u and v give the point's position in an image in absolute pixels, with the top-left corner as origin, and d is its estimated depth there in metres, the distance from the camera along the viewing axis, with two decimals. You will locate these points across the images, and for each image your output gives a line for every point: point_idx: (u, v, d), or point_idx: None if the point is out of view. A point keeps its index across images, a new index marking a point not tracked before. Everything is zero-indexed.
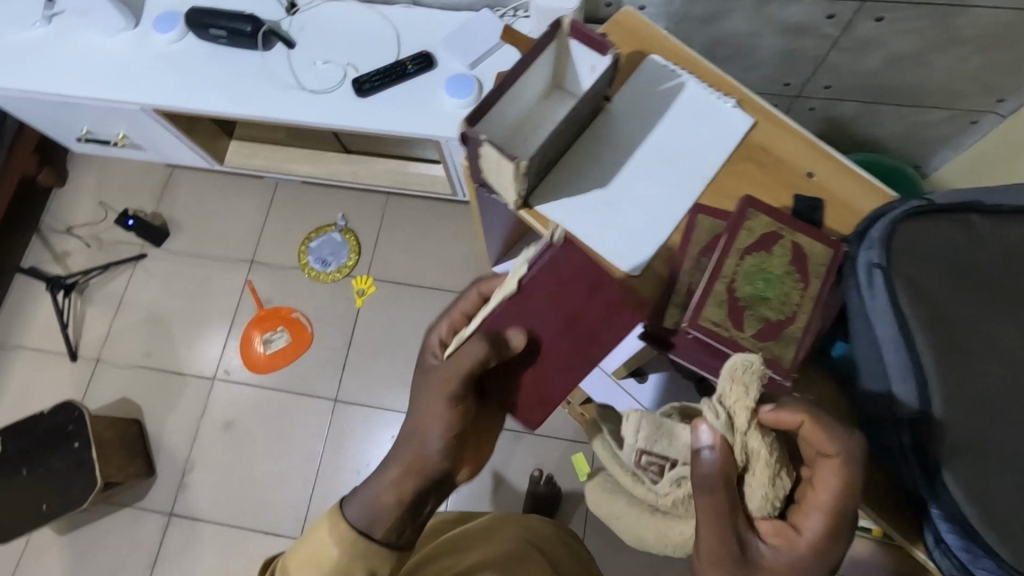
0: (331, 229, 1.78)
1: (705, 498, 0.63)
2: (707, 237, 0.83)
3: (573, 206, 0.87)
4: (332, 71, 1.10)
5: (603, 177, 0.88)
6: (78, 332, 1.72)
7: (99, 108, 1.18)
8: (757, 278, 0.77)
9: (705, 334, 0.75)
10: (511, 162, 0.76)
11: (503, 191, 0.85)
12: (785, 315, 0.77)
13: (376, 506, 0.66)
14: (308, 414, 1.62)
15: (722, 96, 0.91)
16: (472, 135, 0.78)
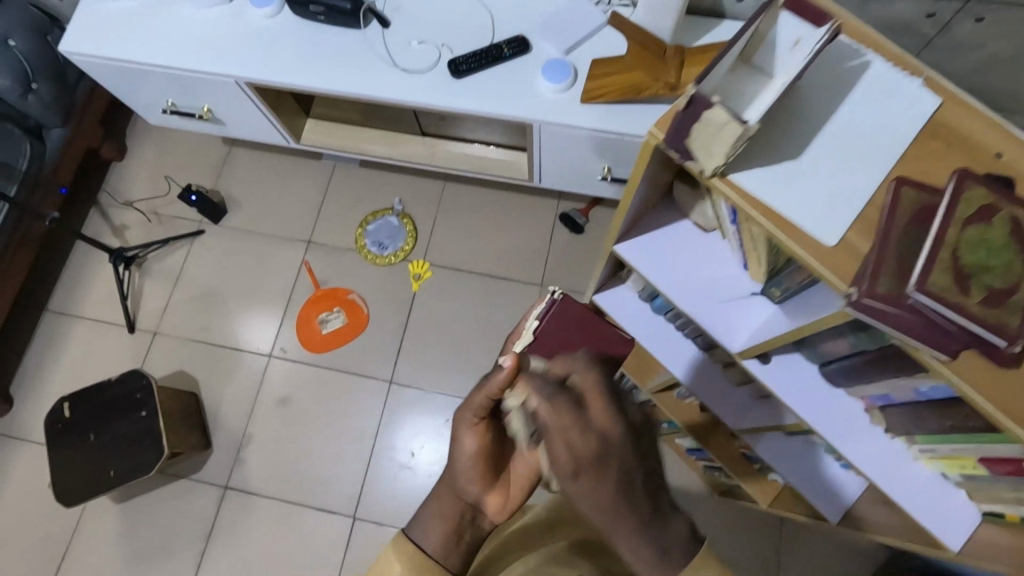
0: (389, 213, 1.79)
1: (584, 490, 0.51)
2: (912, 208, 0.52)
3: (786, 194, 0.56)
4: (428, 51, 1.12)
5: (795, 150, 0.57)
6: (136, 304, 1.73)
7: (190, 79, 1.19)
8: (982, 246, 0.50)
9: (930, 306, 0.48)
10: (742, 127, 0.49)
11: (702, 159, 0.53)
12: (1017, 287, 0.49)
13: (436, 526, 0.65)
14: (363, 395, 1.64)
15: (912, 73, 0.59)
16: (700, 97, 0.51)
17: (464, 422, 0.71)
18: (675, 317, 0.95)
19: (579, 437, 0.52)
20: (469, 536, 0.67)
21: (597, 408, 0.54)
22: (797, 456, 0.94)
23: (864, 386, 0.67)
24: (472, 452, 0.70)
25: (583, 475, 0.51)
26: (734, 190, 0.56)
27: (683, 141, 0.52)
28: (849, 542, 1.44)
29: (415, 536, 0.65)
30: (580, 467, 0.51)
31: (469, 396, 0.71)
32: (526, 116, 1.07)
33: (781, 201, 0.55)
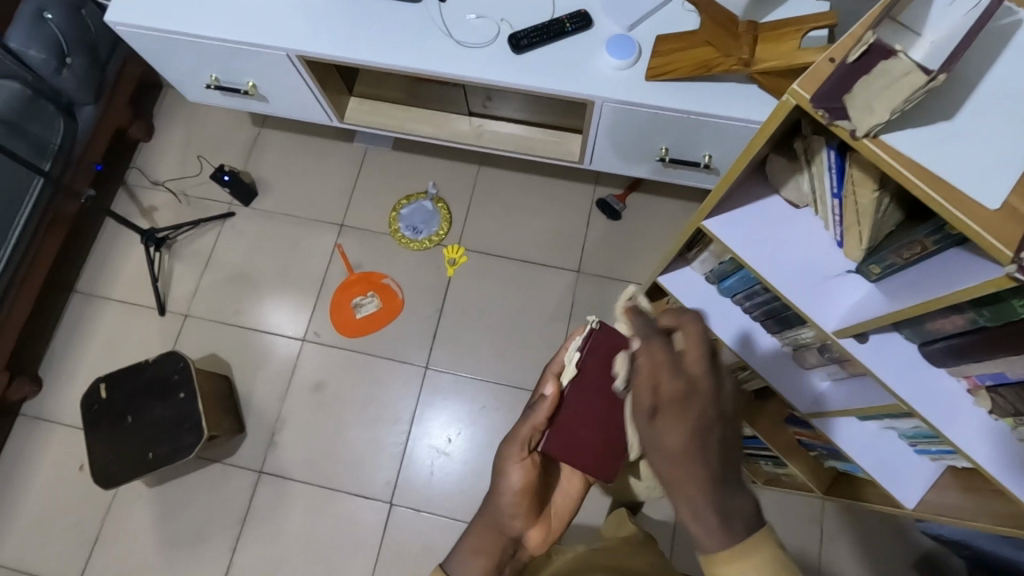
0: (423, 197, 1.76)
1: (667, 430, 0.58)
2: None
3: (942, 156, 0.49)
4: (486, 26, 1.10)
5: (945, 109, 0.50)
6: (167, 286, 1.71)
7: (239, 53, 1.16)
8: None
9: None
10: (929, 77, 0.45)
11: (866, 108, 0.48)
12: None
13: (474, 564, 0.73)
14: (398, 380, 1.62)
15: None
16: (881, 48, 0.48)
17: (509, 459, 0.78)
18: (747, 298, 0.94)
19: (670, 380, 0.61)
20: (508, 569, 0.76)
21: (694, 360, 0.61)
22: (869, 440, 0.93)
23: (973, 365, 0.66)
24: (513, 487, 0.77)
25: (666, 411, 0.59)
26: (886, 154, 0.49)
27: (840, 95, 0.49)
28: (894, 533, 1.42)
29: (455, 574, 0.73)
30: (663, 404, 0.60)
31: (515, 430, 0.80)
32: (589, 92, 1.05)
33: (937, 164, 0.48)
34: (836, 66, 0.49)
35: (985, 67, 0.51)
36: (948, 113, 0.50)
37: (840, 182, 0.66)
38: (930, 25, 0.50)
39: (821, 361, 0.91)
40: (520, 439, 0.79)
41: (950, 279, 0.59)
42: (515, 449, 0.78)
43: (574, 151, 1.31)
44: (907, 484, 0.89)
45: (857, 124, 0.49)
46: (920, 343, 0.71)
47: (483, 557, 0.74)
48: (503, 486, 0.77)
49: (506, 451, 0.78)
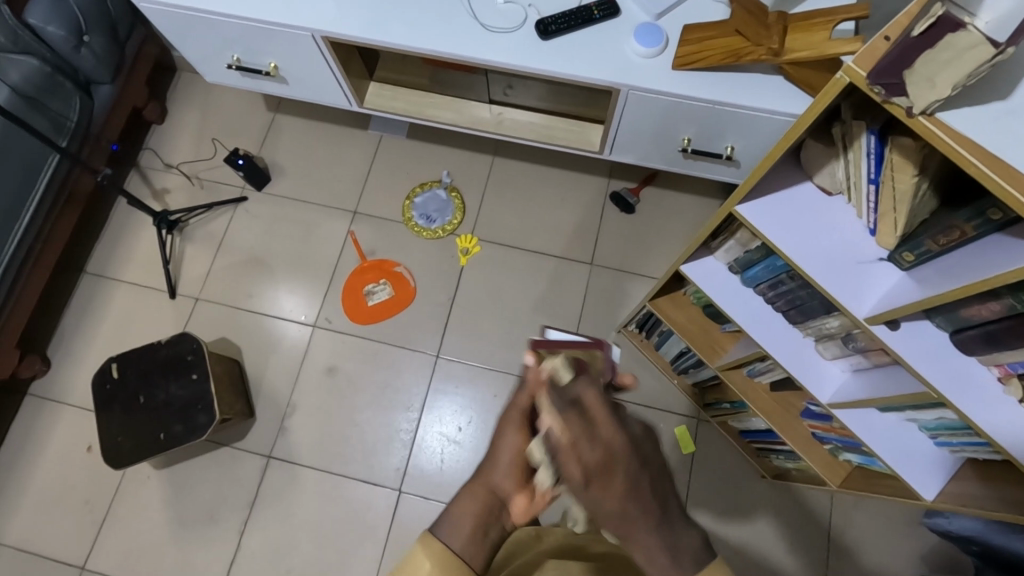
0: (437, 186, 1.76)
1: (596, 492, 0.53)
2: None
3: (1003, 133, 0.49)
4: (513, 11, 1.09)
5: (1002, 89, 0.51)
6: (179, 270, 1.71)
7: (265, 35, 1.16)
8: None
9: None
10: (997, 51, 0.46)
11: (924, 84, 0.49)
12: None
13: (461, 519, 0.66)
14: (409, 367, 1.62)
15: None
16: (952, 19, 0.48)
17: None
18: (770, 287, 0.94)
19: (591, 449, 0.52)
20: (494, 533, 0.67)
21: (606, 421, 0.54)
22: (890, 432, 0.93)
23: (1006, 353, 0.66)
24: (511, 453, 0.68)
25: (596, 482, 0.53)
26: (943, 131, 0.49)
27: (897, 72, 0.49)
28: (902, 531, 1.43)
29: (441, 535, 0.65)
30: (591, 477, 0.52)
31: (514, 398, 0.69)
32: (615, 79, 1.05)
33: (997, 142, 0.48)
34: (904, 42, 0.49)
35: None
36: (1005, 92, 0.50)
37: (878, 168, 0.66)
38: None
39: (844, 352, 0.92)
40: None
41: (989, 266, 0.60)
42: (511, 420, 0.67)
43: (594, 141, 1.31)
44: (927, 474, 0.90)
45: (913, 102, 0.49)
46: (951, 331, 0.71)
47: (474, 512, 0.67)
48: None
49: (498, 421, 0.71)
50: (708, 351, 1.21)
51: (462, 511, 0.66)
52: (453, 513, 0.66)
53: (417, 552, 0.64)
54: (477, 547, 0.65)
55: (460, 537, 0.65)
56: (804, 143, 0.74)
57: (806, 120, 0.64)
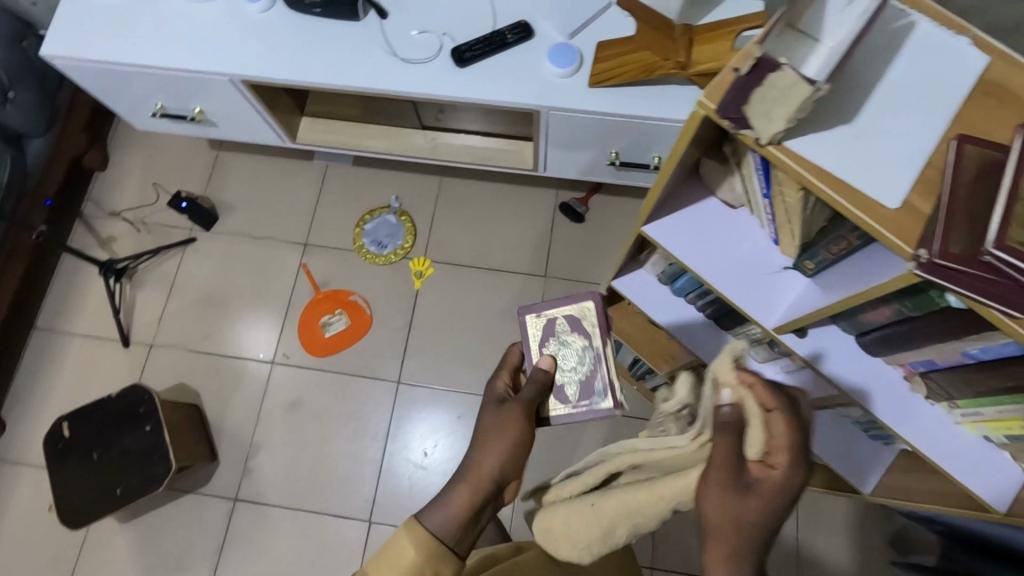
0: (386, 211, 1.76)
1: (751, 501, 0.53)
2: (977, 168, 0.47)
3: (846, 157, 0.50)
4: (428, 40, 1.09)
5: (846, 112, 0.52)
6: (130, 318, 1.69)
7: (183, 82, 1.15)
8: None
9: (1009, 256, 0.44)
10: (813, 87, 0.47)
11: (764, 119, 0.50)
12: None
13: (447, 508, 0.67)
14: (371, 396, 1.61)
15: (954, 32, 0.53)
16: (768, 59, 0.49)
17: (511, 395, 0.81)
18: (699, 297, 0.94)
19: (782, 452, 0.54)
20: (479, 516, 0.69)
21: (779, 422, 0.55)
22: (828, 431, 0.94)
23: (908, 353, 0.67)
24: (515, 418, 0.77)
25: (759, 490, 0.53)
26: (791, 158, 0.50)
27: (739, 108, 0.50)
28: (865, 513, 1.45)
29: (428, 517, 0.66)
30: (761, 484, 0.53)
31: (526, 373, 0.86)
32: (533, 102, 1.06)
33: (841, 167, 0.50)
34: (735, 87, 0.50)
35: (884, 64, 0.52)
36: (854, 110, 0.52)
37: (768, 183, 0.67)
38: (827, 33, 0.50)
39: (773, 355, 0.93)
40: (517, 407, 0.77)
41: (875, 275, 0.60)
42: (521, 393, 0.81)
43: (527, 158, 1.31)
44: (870, 464, 0.92)
45: (759, 133, 0.50)
46: (858, 334, 0.72)
47: (462, 505, 0.68)
48: (477, 446, 0.74)
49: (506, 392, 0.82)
50: (657, 361, 1.22)
51: (451, 493, 0.69)
52: (444, 496, 0.69)
53: (400, 541, 0.64)
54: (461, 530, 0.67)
55: (452, 511, 0.67)
56: (701, 160, 0.75)
57: (682, 143, 0.64)
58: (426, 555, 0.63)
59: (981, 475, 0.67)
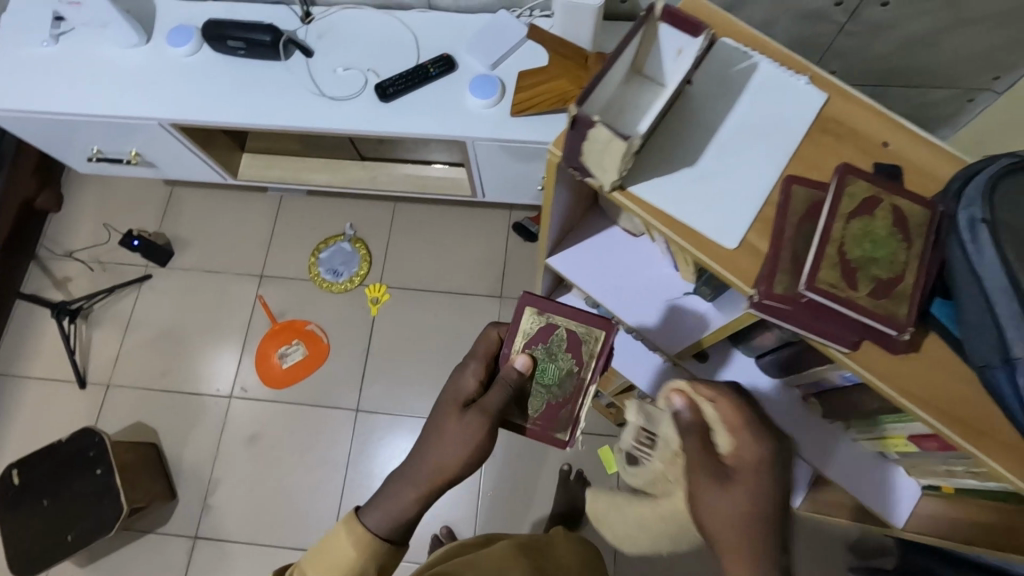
0: (341, 239, 1.76)
1: (737, 491, 0.56)
2: (803, 208, 0.61)
3: (688, 198, 0.64)
4: (353, 77, 1.11)
5: (690, 156, 0.65)
6: (86, 358, 1.68)
7: (114, 127, 1.17)
8: (864, 240, 0.58)
9: (822, 296, 0.56)
10: (626, 142, 0.55)
11: (598, 173, 0.60)
12: (896, 273, 0.57)
13: (388, 507, 0.68)
14: (330, 426, 1.61)
15: (796, 72, 0.68)
16: (584, 119, 0.56)
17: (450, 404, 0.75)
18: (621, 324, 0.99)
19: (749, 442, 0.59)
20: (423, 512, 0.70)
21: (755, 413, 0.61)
22: None
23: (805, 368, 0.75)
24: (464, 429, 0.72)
25: (739, 473, 0.57)
26: (635, 202, 0.63)
27: (578, 159, 0.59)
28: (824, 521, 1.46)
29: (371, 516, 0.68)
30: (740, 466, 0.57)
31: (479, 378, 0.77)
32: (458, 134, 1.07)
33: (679, 209, 0.63)
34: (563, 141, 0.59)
35: (727, 108, 0.67)
36: (699, 153, 0.66)
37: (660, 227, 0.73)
38: (666, 77, 0.65)
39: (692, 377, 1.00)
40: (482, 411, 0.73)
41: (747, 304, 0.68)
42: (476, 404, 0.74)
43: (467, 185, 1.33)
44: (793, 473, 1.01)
45: (601, 180, 0.61)
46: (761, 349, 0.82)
47: (408, 502, 0.68)
48: (439, 441, 0.72)
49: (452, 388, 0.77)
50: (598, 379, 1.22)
51: (397, 488, 0.70)
52: (389, 492, 0.69)
53: (338, 535, 0.66)
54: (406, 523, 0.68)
55: (394, 508, 0.68)
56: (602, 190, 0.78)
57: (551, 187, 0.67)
58: (361, 550, 0.66)
59: (889, 493, 0.88)
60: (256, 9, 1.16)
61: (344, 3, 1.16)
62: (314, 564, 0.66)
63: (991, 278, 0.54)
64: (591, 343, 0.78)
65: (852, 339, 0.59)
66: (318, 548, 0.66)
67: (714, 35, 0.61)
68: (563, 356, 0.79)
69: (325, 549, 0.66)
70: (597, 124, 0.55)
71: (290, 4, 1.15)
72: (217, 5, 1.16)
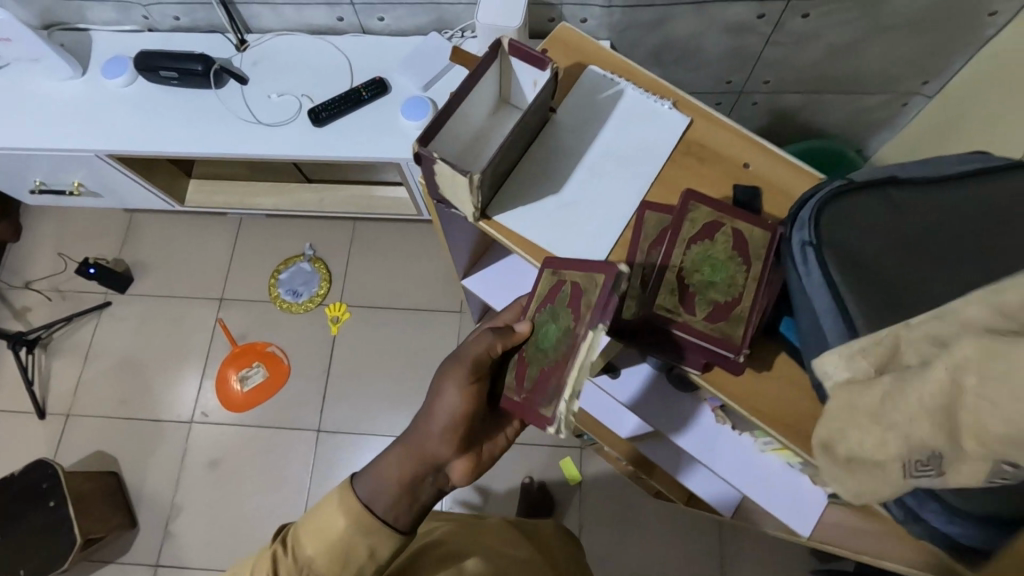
0: (301, 259, 1.77)
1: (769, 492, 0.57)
2: (654, 232, 0.76)
3: (552, 221, 0.80)
4: (288, 102, 1.12)
5: (557, 186, 0.83)
6: (45, 388, 1.68)
7: (54, 160, 1.17)
8: (702, 265, 0.71)
9: (660, 321, 0.70)
10: (465, 177, 0.72)
11: (461, 205, 0.79)
12: (733, 297, 0.70)
13: (378, 470, 0.63)
14: (291, 447, 1.61)
15: (660, 99, 0.87)
16: (426, 156, 0.73)
17: (449, 378, 0.69)
18: None
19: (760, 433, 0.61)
20: (423, 495, 0.65)
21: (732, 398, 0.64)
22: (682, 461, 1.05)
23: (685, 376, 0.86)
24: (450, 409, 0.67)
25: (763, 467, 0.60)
26: (500, 228, 0.81)
27: (439, 193, 0.79)
28: None
29: (363, 489, 0.62)
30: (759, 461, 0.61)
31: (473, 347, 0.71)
32: (392, 156, 1.08)
33: (539, 234, 0.80)
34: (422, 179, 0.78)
35: (594, 136, 0.85)
36: (564, 184, 0.83)
37: None
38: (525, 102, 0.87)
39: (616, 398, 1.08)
40: (472, 360, 0.69)
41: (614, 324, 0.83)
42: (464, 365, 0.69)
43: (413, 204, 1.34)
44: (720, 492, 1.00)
45: (466, 211, 0.79)
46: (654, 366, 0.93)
47: (398, 475, 0.63)
48: (435, 410, 0.67)
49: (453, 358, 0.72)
50: None
51: (388, 461, 0.64)
52: (379, 466, 0.64)
53: (331, 509, 0.60)
54: (395, 505, 0.62)
55: (386, 484, 0.62)
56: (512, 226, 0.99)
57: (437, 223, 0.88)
58: (354, 524, 0.60)
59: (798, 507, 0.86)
60: (193, 38, 1.18)
61: (278, 30, 1.17)
62: (307, 532, 0.60)
63: (811, 286, 0.63)
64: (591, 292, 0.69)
65: (699, 361, 0.71)
66: (312, 513, 0.61)
67: (556, 68, 0.79)
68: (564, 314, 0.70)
69: (319, 515, 0.60)
70: (437, 160, 0.73)
71: (226, 33, 1.17)
72: (154, 35, 1.18)
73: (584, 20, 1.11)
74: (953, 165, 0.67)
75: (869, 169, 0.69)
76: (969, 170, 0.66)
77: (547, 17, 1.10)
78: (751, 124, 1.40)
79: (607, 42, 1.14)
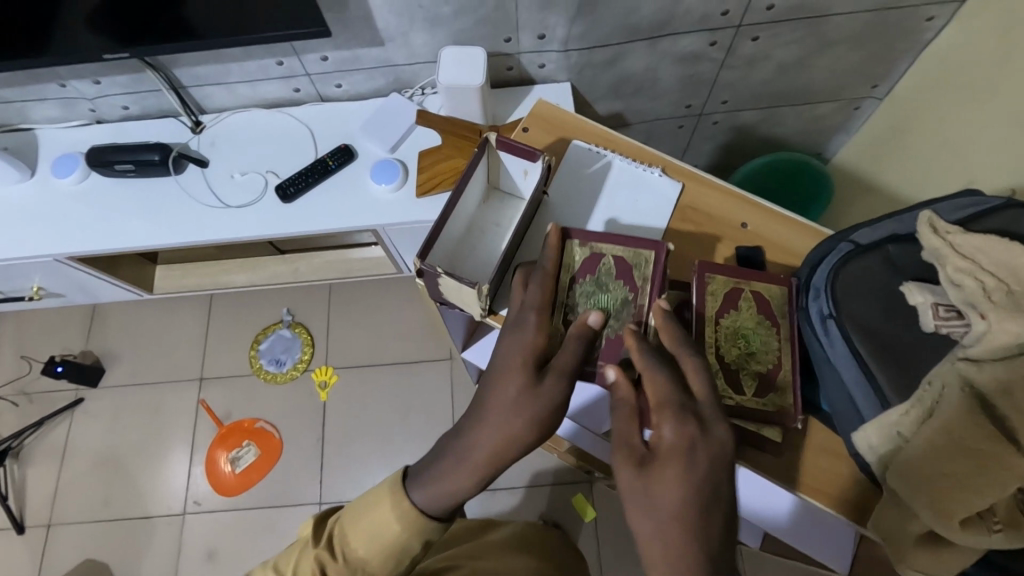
0: (280, 326, 1.72)
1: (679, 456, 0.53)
2: (669, 312, 0.79)
3: None
4: (253, 180, 1.09)
5: None
6: (21, 501, 1.57)
7: (9, 269, 1.11)
8: (737, 339, 0.75)
9: None
10: (474, 290, 0.72)
11: (466, 306, 0.78)
12: (771, 365, 0.75)
13: (440, 488, 0.60)
14: (291, 525, 1.54)
15: (648, 166, 0.91)
16: (428, 271, 0.73)
17: (526, 382, 0.61)
18: None
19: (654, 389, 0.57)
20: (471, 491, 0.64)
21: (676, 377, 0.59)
22: None
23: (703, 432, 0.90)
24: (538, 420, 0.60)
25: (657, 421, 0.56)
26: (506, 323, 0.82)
27: (441, 297, 0.78)
28: None
29: (422, 496, 0.61)
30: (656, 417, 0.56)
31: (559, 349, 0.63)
32: (368, 224, 1.06)
33: None
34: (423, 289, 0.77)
35: (590, 213, 0.88)
36: None
37: None
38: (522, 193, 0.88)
39: None
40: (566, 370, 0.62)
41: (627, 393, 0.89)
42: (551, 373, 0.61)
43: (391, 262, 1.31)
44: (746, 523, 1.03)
45: (473, 313, 0.78)
46: None
47: (461, 481, 0.60)
48: (502, 408, 0.60)
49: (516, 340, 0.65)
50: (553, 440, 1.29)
51: (447, 463, 0.61)
52: (438, 466, 0.61)
53: (384, 506, 0.62)
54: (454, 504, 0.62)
55: (444, 494, 0.61)
56: None
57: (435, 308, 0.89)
58: (406, 526, 0.61)
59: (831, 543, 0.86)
60: (145, 126, 1.14)
61: (233, 108, 1.15)
62: (355, 528, 0.62)
63: (840, 356, 0.71)
64: (640, 267, 0.76)
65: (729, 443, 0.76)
66: (361, 509, 0.63)
67: (549, 159, 0.80)
68: (613, 285, 0.76)
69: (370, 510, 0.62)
70: (442, 275, 0.73)
71: (179, 117, 1.14)
72: (104, 128, 1.14)
73: (541, 65, 1.11)
74: (951, 212, 0.73)
75: (869, 224, 0.76)
76: (964, 218, 0.72)
77: (505, 66, 1.11)
78: (714, 143, 1.43)
79: (567, 84, 1.15)
